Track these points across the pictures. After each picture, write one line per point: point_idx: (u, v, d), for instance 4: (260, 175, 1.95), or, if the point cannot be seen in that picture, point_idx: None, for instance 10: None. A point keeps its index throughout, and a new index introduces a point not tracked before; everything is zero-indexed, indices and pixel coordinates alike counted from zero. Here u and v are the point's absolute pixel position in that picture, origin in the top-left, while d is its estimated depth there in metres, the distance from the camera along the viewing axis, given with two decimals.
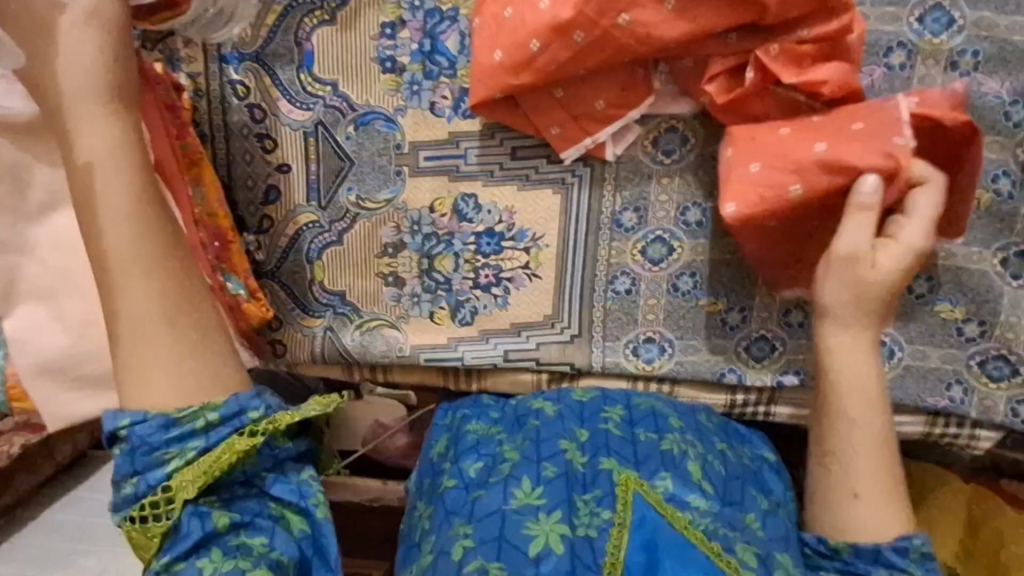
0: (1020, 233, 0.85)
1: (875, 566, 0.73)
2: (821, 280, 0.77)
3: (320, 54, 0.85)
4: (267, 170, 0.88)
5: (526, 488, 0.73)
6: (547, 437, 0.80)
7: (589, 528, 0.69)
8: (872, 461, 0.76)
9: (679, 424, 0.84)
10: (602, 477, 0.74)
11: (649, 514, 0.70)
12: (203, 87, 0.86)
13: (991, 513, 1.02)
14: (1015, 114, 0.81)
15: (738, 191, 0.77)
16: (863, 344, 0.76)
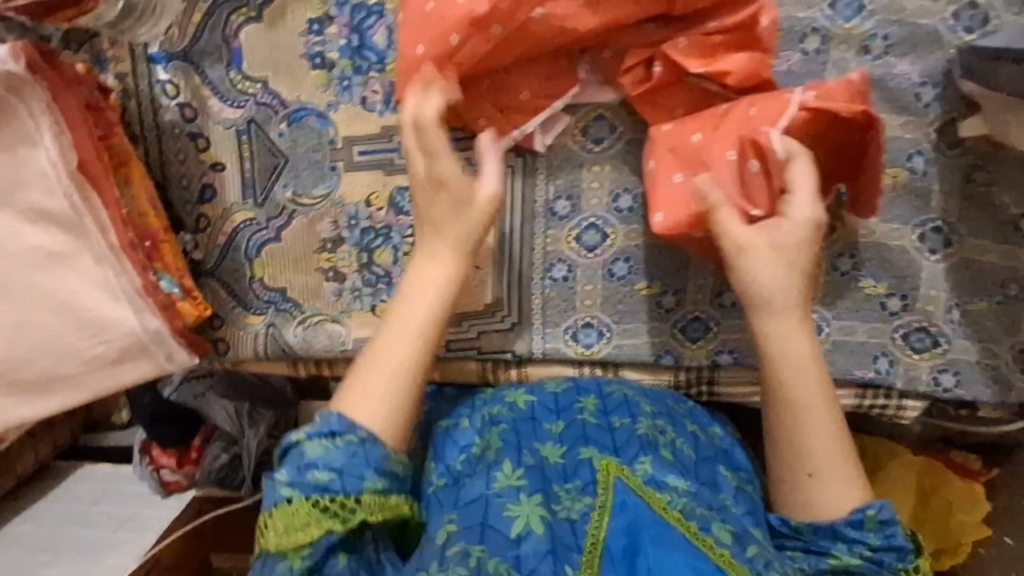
0: (936, 209, 0.88)
1: (833, 542, 0.73)
2: (743, 273, 0.77)
3: (250, 52, 0.86)
4: (201, 169, 0.89)
5: (507, 472, 0.76)
6: (524, 430, 0.83)
7: (570, 512, 0.71)
8: (825, 441, 0.74)
9: (650, 409, 0.86)
10: (583, 467, 0.76)
11: (629, 496, 0.71)
12: (131, 87, 0.86)
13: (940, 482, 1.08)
14: (925, 95, 0.85)
15: (666, 200, 0.84)
16: (800, 328, 0.75)
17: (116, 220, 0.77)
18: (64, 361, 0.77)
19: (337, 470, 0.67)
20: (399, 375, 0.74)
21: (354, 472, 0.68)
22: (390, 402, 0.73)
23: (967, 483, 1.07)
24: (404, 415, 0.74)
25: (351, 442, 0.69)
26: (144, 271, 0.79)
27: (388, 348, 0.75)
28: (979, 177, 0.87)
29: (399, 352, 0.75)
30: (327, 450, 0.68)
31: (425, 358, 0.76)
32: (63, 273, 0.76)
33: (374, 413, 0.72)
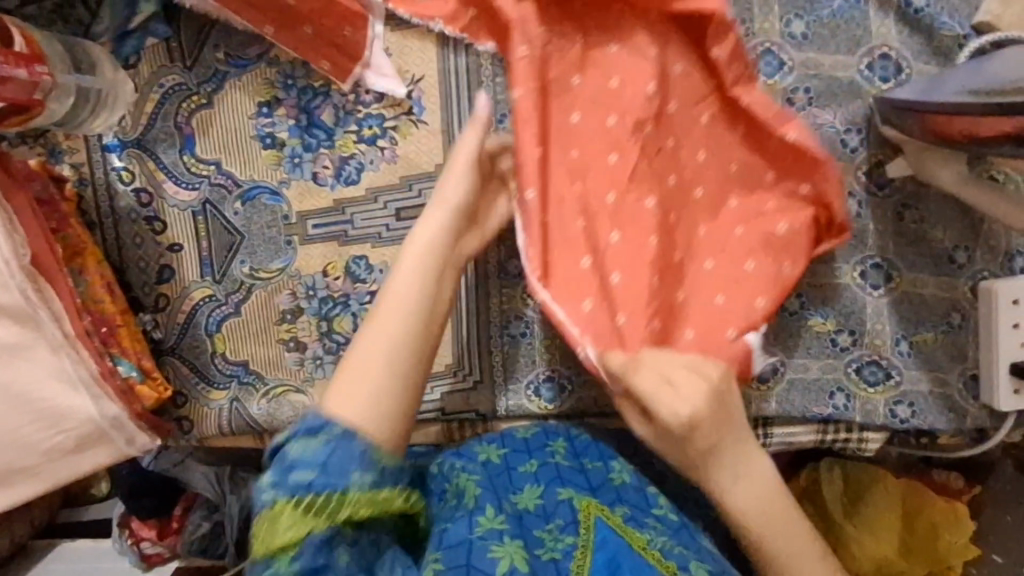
0: (872, 247, 0.92)
1: None
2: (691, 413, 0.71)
3: (201, 136, 0.88)
4: (158, 250, 0.90)
5: (488, 515, 0.76)
6: (499, 475, 0.83)
7: (554, 551, 0.74)
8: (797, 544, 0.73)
9: (616, 449, 0.91)
10: (562, 505, 0.79)
11: (610, 534, 0.76)
12: (87, 176, 0.88)
13: (923, 501, 1.07)
14: (851, 141, 0.89)
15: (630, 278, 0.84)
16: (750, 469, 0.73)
17: (70, 309, 0.78)
18: (23, 453, 0.77)
19: (318, 462, 0.61)
20: (395, 372, 0.68)
21: (316, 556, 0.61)
22: (374, 392, 0.66)
23: (950, 502, 1.06)
24: (389, 411, 0.66)
25: (322, 437, 0.63)
26: (101, 357, 0.80)
27: (376, 327, 0.69)
28: (910, 215, 0.92)
29: (381, 337, 0.68)
30: (309, 445, 0.62)
31: (417, 318, 0.70)
32: (17, 365, 0.76)
33: (355, 403, 0.65)
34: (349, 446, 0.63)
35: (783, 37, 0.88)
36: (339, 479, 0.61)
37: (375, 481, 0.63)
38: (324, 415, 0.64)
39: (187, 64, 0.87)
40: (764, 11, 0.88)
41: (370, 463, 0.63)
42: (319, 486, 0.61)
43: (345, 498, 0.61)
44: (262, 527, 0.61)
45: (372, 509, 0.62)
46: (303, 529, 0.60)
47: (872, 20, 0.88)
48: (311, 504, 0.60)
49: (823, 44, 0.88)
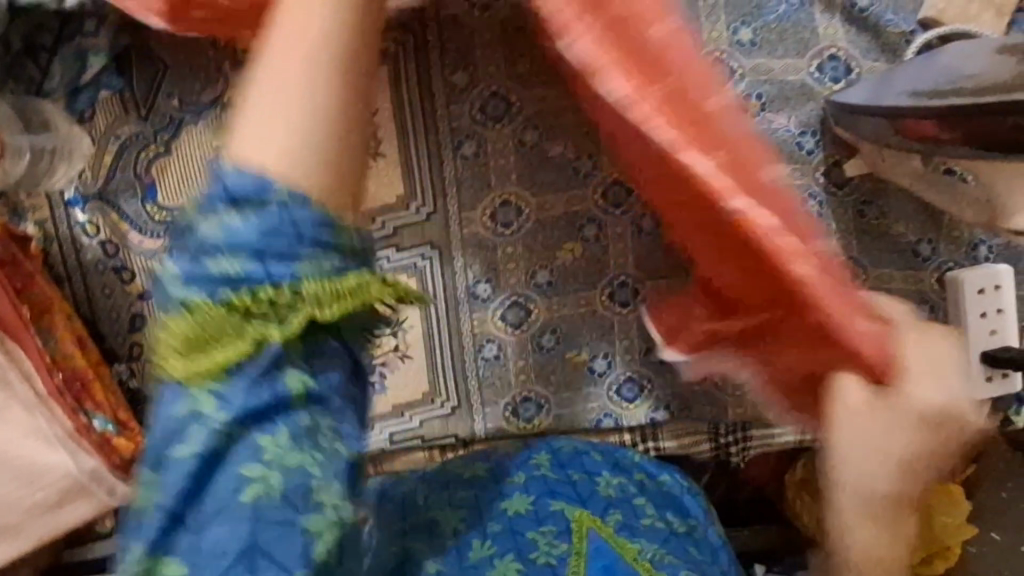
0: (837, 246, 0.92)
1: None
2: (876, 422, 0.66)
3: (161, 184, 0.89)
4: (128, 300, 0.91)
5: (479, 541, 0.77)
6: (488, 495, 0.83)
7: (548, 558, 0.75)
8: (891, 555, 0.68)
9: (599, 457, 0.91)
10: (555, 515, 0.80)
11: (604, 544, 0.77)
12: (51, 232, 0.89)
13: None
14: (806, 143, 0.90)
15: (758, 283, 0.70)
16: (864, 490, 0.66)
17: (39, 367, 0.79)
18: (3, 513, 0.78)
19: (239, 201, 0.39)
20: (300, 152, 0.40)
21: (201, 284, 0.40)
22: (302, 194, 0.39)
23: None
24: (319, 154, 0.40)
25: (259, 207, 0.40)
26: (75, 414, 0.81)
27: (257, 122, 0.40)
28: (871, 212, 0.92)
29: (287, 118, 0.40)
30: (228, 221, 0.40)
31: (328, 113, 0.40)
32: None
33: (254, 213, 0.39)
34: (270, 216, 0.40)
35: (732, 45, 0.89)
36: (286, 259, 0.40)
37: (337, 264, 0.42)
38: (244, 164, 0.40)
39: (143, 113, 0.88)
40: (712, 19, 0.89)
41: (335, 246, 0.41)
42: (257, 273, 0.40)
43: (310, 268, 0.41)
44: (170, 346, 0.41)
45: (338, 304, 0.42)
46: (257, 333, 0.41)
47: (819, 22, 0.88)
48: (258, 294, 0.40)
49: (772, 49, 0.88)
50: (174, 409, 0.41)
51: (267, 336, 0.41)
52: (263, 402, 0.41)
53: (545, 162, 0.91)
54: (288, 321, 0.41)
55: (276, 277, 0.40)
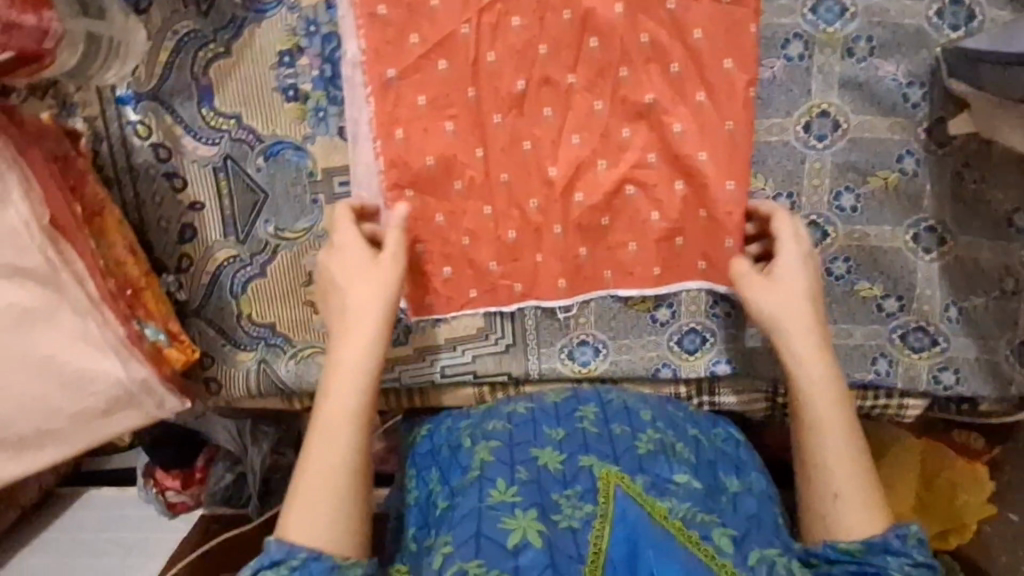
0: (928, 209, 0.87)
1: (887, 557, 0.70)
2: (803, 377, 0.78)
3: (220, 88, 0.83)
4: (179, 209, 0.86)
5: (500, 487, 0.76)
6: (519, 442, 0.82)
7: (571, 520, 0.71)
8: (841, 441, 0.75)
9: (651, 415, 0.86)
10: (583, 474, 0.76)
11: (629, 508, 0.70)
12: (102, 130, 0.83)
13: (940, 461, 1.16)
14: (912, 96, 0.83)
15: (710, 143, 0.83)
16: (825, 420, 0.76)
17: (93, 271, 0.76)
18: (52, 418, 0.76)
19: None
20: (325, 430, 0.72)
21: None
22: (326, 516, 0.69)
23: (969, 463, 1.15)
24: (348, 519, 0.70)
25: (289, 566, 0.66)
26: (127, 320, 0.78)
27: (321, 443, 0.72)
28: (970, 175, 0.86)
29: (336, 434, 0.72)
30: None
31: (371, 399, 0.74)
32: (43, 330, 0.74)
33: (317, 529, 0.68)
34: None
35: None
36: None
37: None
38: (290, 550, 0.66)
39: (203, 11, 0.82)
40: None
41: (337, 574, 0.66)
42: None
43: None
44: None
45: None
46: None
47: None
48: None
49: None
50: None
51: None
52: None
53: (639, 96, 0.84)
54: None
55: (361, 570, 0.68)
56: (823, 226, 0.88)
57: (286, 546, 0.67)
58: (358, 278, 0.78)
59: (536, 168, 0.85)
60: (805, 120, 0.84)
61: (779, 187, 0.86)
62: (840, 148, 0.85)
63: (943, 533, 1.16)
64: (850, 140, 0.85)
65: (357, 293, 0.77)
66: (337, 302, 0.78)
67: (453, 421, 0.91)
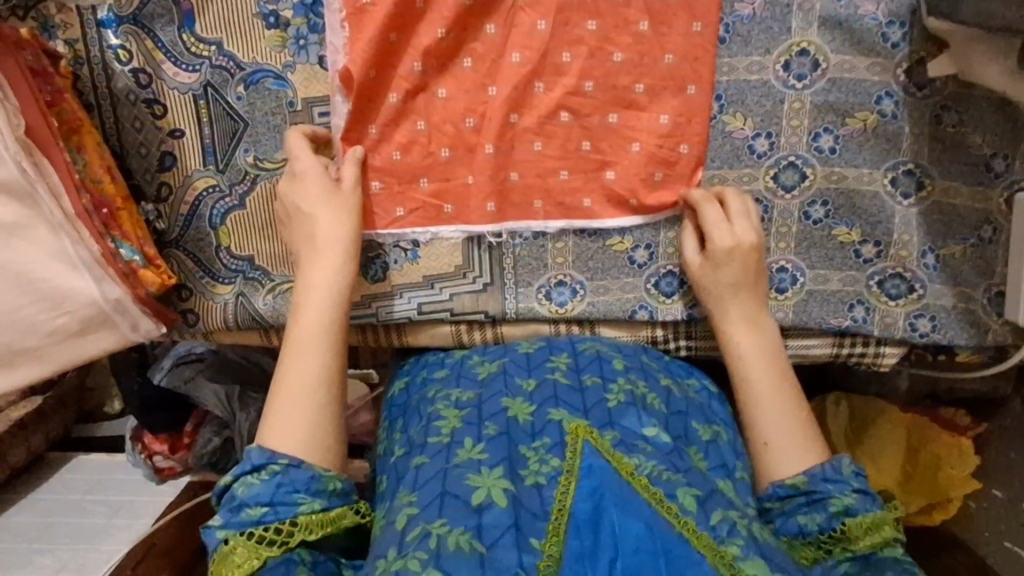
0: (906, 151, 0.87)
1: (831, 487, 0.75)
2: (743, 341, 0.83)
3: (201, 13, 0.83)
4: (159, 136, 0.87)
5: (468, 446, 0.74)
6: (490, 396, 0.81)
7: (537, 477, 0.68)
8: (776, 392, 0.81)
9: (623, 365, 0.85)
10: (551, 427, 0.74)
11: (597, 461, 0.68)
12: (82, 54, 0.83)
13: (925, 437, 1.14)
14: (892, 35, 0.83)
15: (697, 72, 0.85)
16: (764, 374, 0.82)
17: (67, 185, 0.75)
18: (26, 334, 0.76)
19: (266, 500, 0.70)
20: (298, 346, 0.77)
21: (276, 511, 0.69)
22: (302, 427, 0.74)
23: (952, 437, 1.13)
24: (322, 430, 0.75)
25: (269, 474, 0.71)
26: (102, 238, 0.78)
27: (297, 362, 0.76)
28: (948, 118, 0.86)
29: (310, 348, 0.77)
30: (253, 486, 0.70)
31: (338, 317, 0.79)
32: (17, 243, 0.74)
33: (293, 436, 0.73)
34: (302, 482, 0.71)
35: None
36: (289, 504, 0.70)
37: (321, 503, 0.71)
38: (266, 454, 0.71)
39: None
40: None
41: (317, 488, 0.71)
42: (271, 516, 0.69)
43: (311, 507, 0.70)
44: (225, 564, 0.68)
45: (325, 527, 0.70)
46: (268, 553, 0.67)
47: None
48: (277, 526, 0.69)
49: None
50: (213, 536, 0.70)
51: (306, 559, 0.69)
52: (279, 503, 0.70)
53: (626, 27, 0.84)
54: (288, 540, 0.68)
55: (338, 486, 0.73)
56: (801, 168, 0.88)
57: (263, 449, 0.72)
58: (321, 199, 0.81)
59: (517, 100, 0.85)
60: (784, 58, 0.85)
61: (758, 126, 0.87)
62: (820, 87, 0.85)
63: (927, 507, 1.13)
64: (830, 80, 0.85)
65: (324, 222, 0.80)
66: (309, 235, 0.81)
67: (425, 370, 0.91)
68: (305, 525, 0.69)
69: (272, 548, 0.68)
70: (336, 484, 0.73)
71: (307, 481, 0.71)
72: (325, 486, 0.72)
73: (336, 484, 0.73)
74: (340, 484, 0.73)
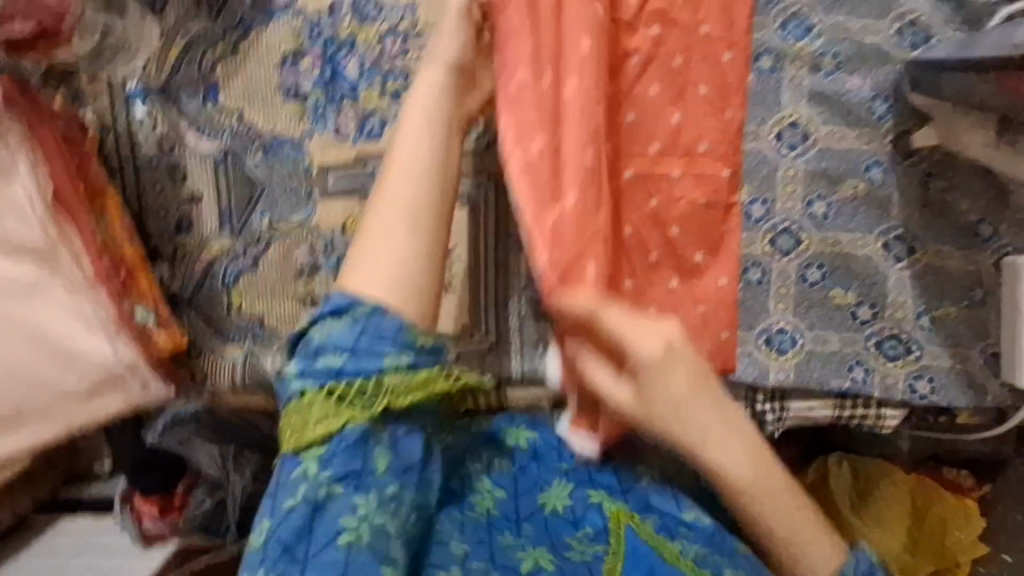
0: (897, 217, 0.91)
1: None
2: (702, 452, 0.70)
3: (226, 86, 0.88)
4: (179, 200, 0.90)
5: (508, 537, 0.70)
6: (525, 487, 0.77)
7: (584, 555, 0.69)
8: (782, 505, 0.70)
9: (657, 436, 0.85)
10: (592, 512, 0.74)
11: (641, 545, 0.70)
12: (109, 122, 0.86)
13: (930, 498, 1.13)
14: (878, 108, 0.89)
15: (701, 134, 0.87)
16: (773, 499, 0.70)
17: (91, 249, 0.78)
18: (35, 392, 0.76)
19: (345, 350, 0.65)
20: (413, 169, 0.71)
21: (363, 355, 0.65)
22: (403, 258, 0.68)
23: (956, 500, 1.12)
24: (426, 282, 0.68)
25: (352, 317, 0.66)
26: (119, 302, 0.80)
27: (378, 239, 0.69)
28: (936, 183, 0.90)
29: (394, 234, 0.69)
30: (335, 327, 0.66)
31: (450, 111, 0.76)
32: (35, 303, 0.75)
33: (382, 284, 0.67)
34: (389, 333, 0.65)
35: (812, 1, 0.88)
36: (376, 358, 0.65)
37: (411, 362, 0.66)
38: (346, 294, 0.67)
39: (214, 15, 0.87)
40: None
41: (404, 343, 0.66)
42: (349, 368, 0.65)
43: (393, 362, 0.65)
44: (291, 424, 0.65)
45: (415, 391, 0.66)
46: (351, 412, 0.64)
47: None
48: (345, 387, 0.65)
49: (852, 8, 0.88)
50: (286, 391, 0.67)
51: (375, 404, 0.65)
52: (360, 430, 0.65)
53: None
54: (372, 406, 0.65)
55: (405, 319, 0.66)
56: (797, 233, 0.91)
57: (343, 292, 0.67)
58: (434, 65, 0.78)
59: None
60: (777, 130, 0.89)
61: (754, 192, 0.91)
62: (812, 157, 0.90)
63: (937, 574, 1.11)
64: (821, 150, 0.89)
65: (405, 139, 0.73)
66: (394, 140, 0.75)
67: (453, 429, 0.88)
68: (391, 389, 0.65)
69: (356, 410, 0.65)
70: (425, 343, 0.67)
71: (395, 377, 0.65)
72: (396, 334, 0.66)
73: (425, 343, 0.67)
74: (429, 343, 0.67)
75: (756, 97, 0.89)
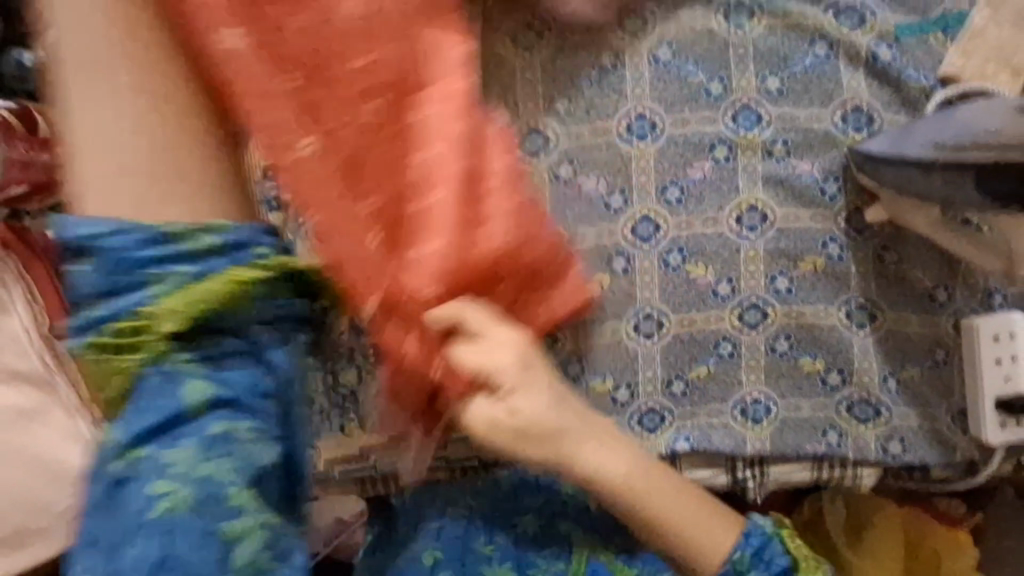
0: (855, 288, 0.96)
1: None
2: (598, 458, 0.85)
3: None
4: None
5: None
6: None
7: None
8: (672, 497, 0.86)
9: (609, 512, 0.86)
10: None
11: None
12: None
13: (924, 530, 1.10)
14: (828, 189, 0.94)
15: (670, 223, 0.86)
16: (672, 489, 0.86)
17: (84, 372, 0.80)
18: (39, 515, 0.79)
19: (104, 290, 0.74)
20: (145, 140, 0.78)
21: (156, 413, 0.72)
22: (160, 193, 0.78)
23: (951, 530, 1.10)
24: (205, 206, 0.80)
25: (117, 265, 0.74)
26: None
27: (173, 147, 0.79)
28: (889, 256, 0.96)
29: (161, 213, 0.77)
30: (114, 275, 0.74)
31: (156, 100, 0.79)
32: (36, 429, 0.79)
33: (125, 204, 0.77)
34: (139, 247, 0.74)
35: (759, 93, 0.94)
36: (138, 289, 0.74)
37: (195, 271, 0.75)
38: (92, 232, 0.74)
39: None
40: (741, 67, 0.95)
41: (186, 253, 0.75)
42: (126, 308, 0.73)
43: (159, 283, 0.74)
44: (96, 372, 0.74)
45: (183, 310, 0.74)
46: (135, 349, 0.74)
47: (843, 74, 0.94)
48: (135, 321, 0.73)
49: (797, 98, 0.94)
50: (121, 426, 0.71)
51: (139, 338, 0.74)
52: (161, 409, 0.72)
53: (579, 196, 0.94)
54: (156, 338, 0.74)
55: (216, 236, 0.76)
56: (762, 308, 0.96)
57: (91, 235, 0.74)
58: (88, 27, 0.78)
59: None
60: (735, 213, 0.94)
61: (719, 273, 0.95)
62: (770, 236, 0.94)
63: None
64: (779, 230, 0.94)
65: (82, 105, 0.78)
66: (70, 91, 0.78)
67: None
68: (170, 299, 0.74)
69: (149, 338, 0.74)
70: (216, 243, 0.76)
71: (124, 265, 0.74)
72: (164, 257, 0.75)
73: (216, 242, 0.76)
74: (219, 241, 0.76)
75: (711, 183, 0.94)
